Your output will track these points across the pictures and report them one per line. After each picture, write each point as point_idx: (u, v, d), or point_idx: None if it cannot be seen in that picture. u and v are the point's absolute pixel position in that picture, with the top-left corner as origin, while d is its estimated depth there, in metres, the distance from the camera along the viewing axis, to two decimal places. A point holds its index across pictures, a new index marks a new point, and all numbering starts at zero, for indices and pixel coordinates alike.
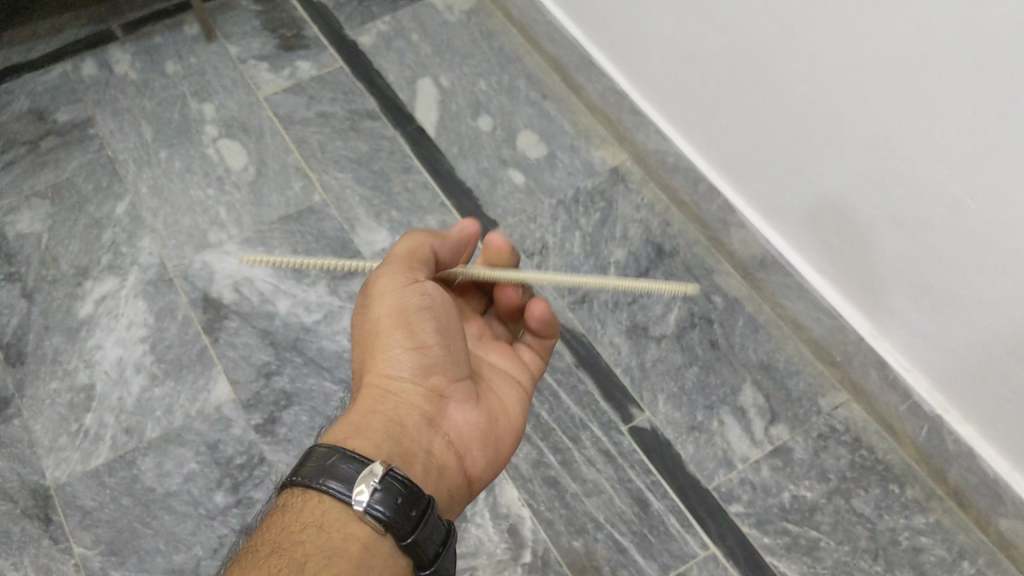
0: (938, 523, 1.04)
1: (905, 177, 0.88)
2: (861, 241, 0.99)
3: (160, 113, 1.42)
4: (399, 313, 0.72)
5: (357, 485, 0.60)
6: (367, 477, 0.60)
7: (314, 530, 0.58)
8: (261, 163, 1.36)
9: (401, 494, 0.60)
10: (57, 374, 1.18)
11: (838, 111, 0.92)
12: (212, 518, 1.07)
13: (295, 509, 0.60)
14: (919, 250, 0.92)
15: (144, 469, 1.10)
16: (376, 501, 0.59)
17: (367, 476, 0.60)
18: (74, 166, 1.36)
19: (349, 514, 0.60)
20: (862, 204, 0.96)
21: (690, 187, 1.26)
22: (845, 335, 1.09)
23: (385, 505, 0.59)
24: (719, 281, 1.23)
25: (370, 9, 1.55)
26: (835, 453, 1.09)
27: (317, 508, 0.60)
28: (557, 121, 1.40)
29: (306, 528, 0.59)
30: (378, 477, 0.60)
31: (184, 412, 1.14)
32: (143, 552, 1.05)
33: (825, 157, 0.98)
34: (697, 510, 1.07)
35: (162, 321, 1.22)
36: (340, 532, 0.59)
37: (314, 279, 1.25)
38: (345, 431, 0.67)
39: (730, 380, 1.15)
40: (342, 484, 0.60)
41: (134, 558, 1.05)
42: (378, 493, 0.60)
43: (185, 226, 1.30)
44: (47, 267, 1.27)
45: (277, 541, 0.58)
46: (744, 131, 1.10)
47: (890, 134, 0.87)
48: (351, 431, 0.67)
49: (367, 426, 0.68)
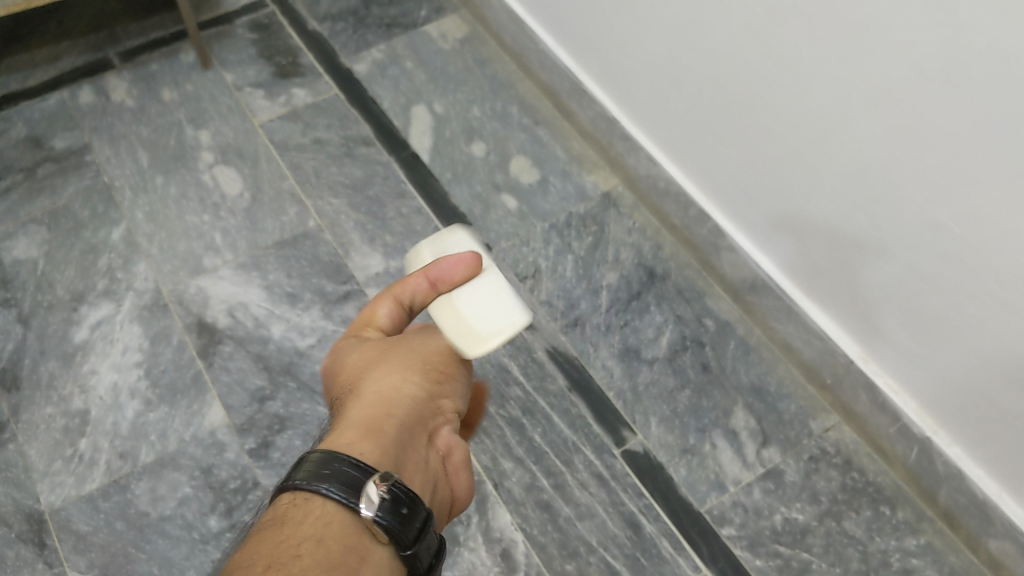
0: (928, 545, 1.05)
1: (892, 200, 0.89)
2: (850, 265, 1.01)
3: (157, 139, 1.44)
4: (440, 349, 0.75)
5: (363, 494, 0.57)
6: (374, 485, 0.57)
7: (317, 541, 0.54)
8: (257, 189, 1.37)
9: (406, 505, 0.58)
10: (52, 400, 1.18)
11: (825, 136, 0.93)
12: (206, 542, 1.07)
13: (293, 518, 0.56)
14: (906, 273, 0.93)
15: (137, 494, 1.11)
16: (383, 512, 0.57)
17: (373, 485, 0.57)
18: (71, 192, 1.37)
19: (351, 524, 0.57)
20: (850, 229, 0.97)
21: (680, 211, 1.27)
22: (834, 358, 1.10)
23: (392, 517, 0.57)
24: (710, 305, 1.25)
25: (365, 37, 1.57)
26: (826, 475, 1.10)
27: (319, 516, 0.56)
28: (549, 146, 1.42)
29: (307, 539, 0.54)
30: (384, 486, 0.57)
31: (179, 437, 1.15)
32: None
33: (813, 181, 0.99)
34: (690, 533, 1.07)
35: (157, 346, 1.22)
36: (344, 543, 0.55)
37: (308, 304, 1.26)
38: (350, 436, 0.64)
39: (722, 404, 1.16)
40: (348, 491, 0.57)
41: None
42: (385, 503, 0.57)
43: (180, 252, 1.31)
44: (43, 292, 1.27)
45: (276, 552, 0.53)
46: (733, 157, 1.11)
47: (876, 157, 0.88)
48: (356, 435, 0.63)
49: (384, 425, 0.66)
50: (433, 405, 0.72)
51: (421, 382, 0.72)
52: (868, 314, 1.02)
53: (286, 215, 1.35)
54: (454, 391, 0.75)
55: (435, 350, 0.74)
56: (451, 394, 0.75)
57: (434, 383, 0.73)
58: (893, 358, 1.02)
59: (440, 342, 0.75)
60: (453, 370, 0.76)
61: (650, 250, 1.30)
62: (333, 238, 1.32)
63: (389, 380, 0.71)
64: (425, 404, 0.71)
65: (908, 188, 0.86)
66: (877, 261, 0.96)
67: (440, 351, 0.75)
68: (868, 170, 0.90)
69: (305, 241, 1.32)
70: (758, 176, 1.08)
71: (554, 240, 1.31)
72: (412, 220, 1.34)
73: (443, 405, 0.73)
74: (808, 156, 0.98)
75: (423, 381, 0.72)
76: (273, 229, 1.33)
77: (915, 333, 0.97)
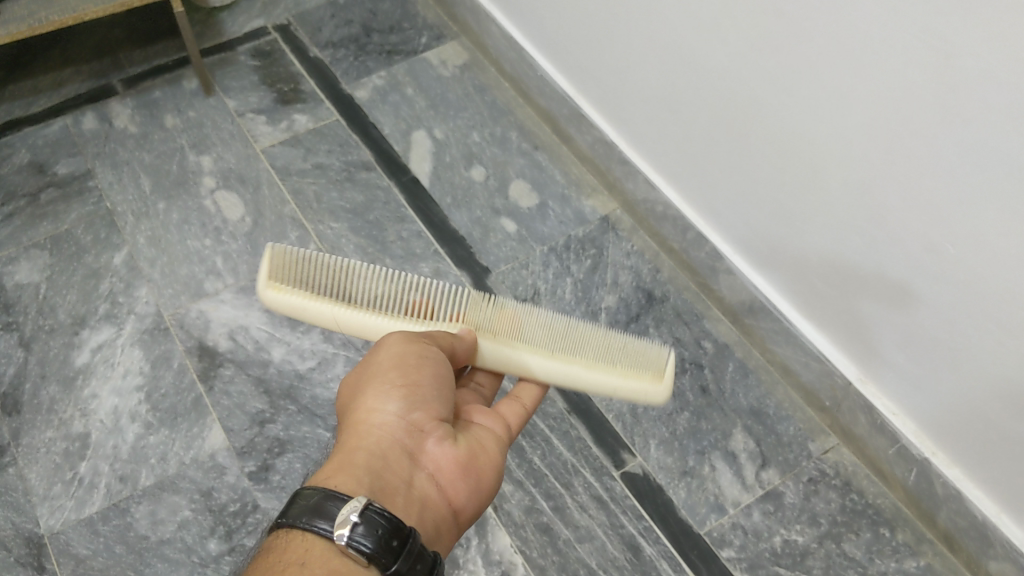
0: (929, 566, 1.05)
1: (885, 221, 0.90)
2: (842, 288, 1.02)
3: (159, 165, 1.45)
4: (397, 360, 0.72)
5: (338, 520, 0.60)
6: (348, 510, 0.60)
7: (299, 566, 0.58)
8: (258, 214, 1.39)
9: (382, 526, 0.60)
10: (52, 424, 1.18)
11: (820, 161, 0.95)
12: (205, 566, 1.07)
13: (279, 552, 0.60)
14: (893, 295, 0.95)
15: (138, 517, 1.11)
16: (359, 535, 0.59)
17: (347, 511, 0.60)
18: (74, 217, 1.38)
19: (331, 552, 0.59)
20: (841, 252, 0.99)
21: (679, 234, 1.28)
22: (832, 381, 1.11)
23: (368, 538, 0.59)
24: (708, 327, 1.25)
25: (366, 64, 1.59)
26: (825, 497, 1.10)
27: (300, 547, 0.60)
28: (548, 171, 1.43)
29: (290, 565, 0.58)
30: (359, 510, 0.60)
31: (179, 460, 1.15)
32: None
33: (810, 205, 1.00)
34: (689, 555, 1.07)
35: (158, 369, 1.23)
36: (325, 567, 0.59)
37: (308, 327, 1.27)
38: (325, 475, 0.66)
39: (721, 426, 1.17)
40: (325, 520, 0.60)
41: None
42: (361, 526, 0.60)
43: (182, 276, 1.32)
44: (45, 316, 1.28)
45: None
46: (731, 178, 1.12)
47: (872, 180, 0.89)
48: (330, 474, 0.66)
49: (352, 461, 0.67)
50: (412, 420, 0.71)
51: (390, 402, 0.70)
52: (859, 336, 1.04)
53: (287, 239, 1.35)
54: (435, 396, 0.73)
55: (395, 361, 0.72)
56: (434, 399, 0.73)
57: (404, 397, 0.71)
58: (892, 379, 1.03)
59: (399, 351, 0.73)
60: (423, 374, 0.72)
61: (649, 273, 1.31)
62: None
63: (362, 409, 0.71)
64: (398, 422, 0.70)
65: (904, 210, 0.87)
66: (865, 284, 0.98)
67: (397, 362, 0.72)
68: (864, 191, 0.91)
69: None
70: (755, 198, 1.09)
71: (553, 263, 1.32)
72: (413, 243, 1.35)
73: (417, 418, 0.71)
74: (805, 179, 0.99)
75: (392, 399, 0.70)
76: None
77: (908, 352, 0.97)
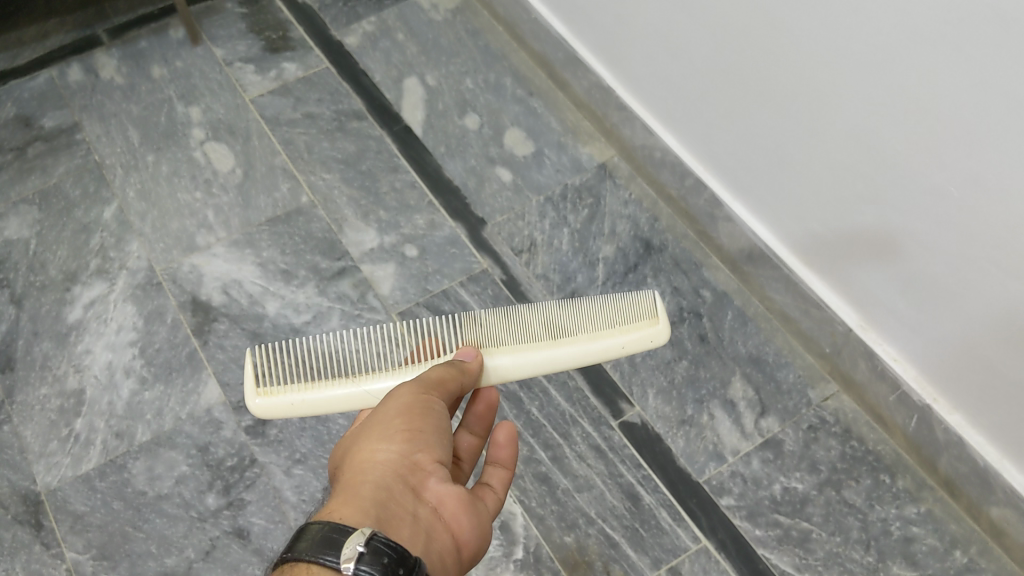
0: (929, 512, 1.04)
1: (888, 165, 0.88)
2: (844, 234, 1.00)
3: (147, 117, 1.42)
4: (404, 407, 0.68)
5: (343, 550, 0.54)
6: (354, 538, 0.55)
7: None
8: (249, 166, 1.36)
9: (388, 554, 0.55)
10: (46, 380, 1.17)
11: (822, 103, 0.92)
12: (204, 521, 1.07)
13: None
14: (897, 241, 0.93)
15: (135, 473, 1.10)
16: (364, 564, 0.54)
17: (353, 539, 0.55)
18: (62, 171, 1.36)
19: None
20: (843, 197, 0.97)
21: (677, 180, 1.26)
22: (832, 327, 1.10)
23: (374, 568, 0.53)
24: (707, 276, 1.24)
25: (356, 9, 1.55)
26: (825, 445, 1.10)
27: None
28: (544, 118, 1.40)
29: None
30: (364, 539, 0.55)
31: (175, 416, 1.14)
32: (135, 556, 1.05)
33: (810, 149, 0.98)
34: (688, 503, 1.07)
35: (151, 324, 1.22)
36: None
37: (302, 280, 1.25)
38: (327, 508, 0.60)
39: (719, 374, 1.16)
40: (331, 551, 0.54)
41: (127, 563, 1.04)
42: (366, 556, 0.54)
43: (173, 230, 1.30)
44: (36, 272, 1.26)
45: None
46: (732, 122, 1.09)
47: (874, 123, 0.87)
48: (333, 506, 0.60)
49: (357, 492, 0.61)
50: (415, 459, 0.65)
51: (392, 441, 0.65)
52: (860, 283, 1.03)
53: (279, 191, 1.33)
54: (439, 441, 0.68)
55: (400, 407, 0.68)
56: (438, 445, 0.67)
57: (407, 438, 0.66)
58: (893, 326, 1.01)
59: (406, 399, 0.69)
60: (425, 421, 0.68)
61: (647, 221, 1.29)
62: (326, 214, 1.31)
63: (363, 450, 0.65)
64: (402, 460, 0.64)
65: (907, 154, 0.85)
66: (868, 229, 0.96)
67: (403, 409, 0.68)
68: (866, 135, 0.89)
69: (299, 217, 1.31)
70: (754, 141, 1.07)
71: (549, 213, 1.30)
72: (406, 194, 1.33)
73: (420, 457, 0.65)
74: (806, 122, 0.96)
75: (396, 440, 0.65)
76: (266, 206, 1.32)
77: (912, 299, 0.96)
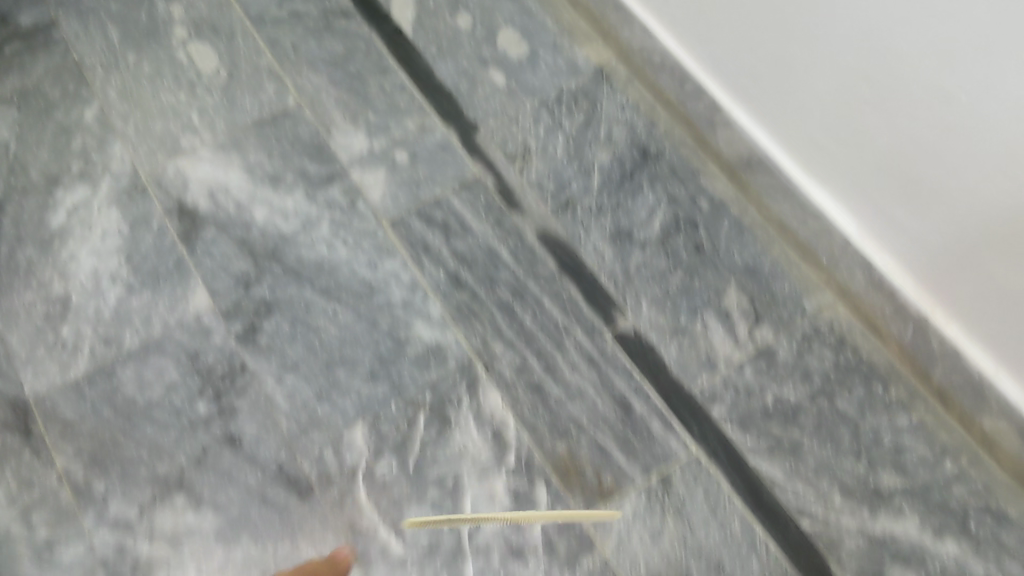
0: (921, 423, 1.04)
1: (893, 66, 0.85)
2: (846, 141, 0.98)
3: (127, 13, 1.37)
4: None
5: None
6: None
7: None
8: (234, 66, 1.31)
9: None
10: (31, 286, 1.15)
11: (828, 0, 0.88)
12: (195, 428, 1.07)
13: None
14: (899, 147, 0.90)
15: (124, 381, 1.09)
16: None
17: None
18: (41, 70, 1.32)
19: None
20: (846, 102, 0.94)
21: (675, 84, 1.22)
22: (831, 238, 1.08)
23: None
24: (704, 184, 1.21)
25: None
26: (819, 355, 1.09)
27: None
28: (539, 15, 1.34)
29: None
30: None
31: (164, 321, 1.13)
32: (126, 463, 1.05)
33: (812, 50, 0.94)
34: (680, 413, 1.07)
35: (137, 230, 1.19)
36: None
37: (290, 186, 1.22)
38: None
39: (715, 284, 1.14)
40: None
41: (118, 470, 1.04)
42: None
43: (156, 131, 1.26)
44: (16, 175, 1.23)
45: None
46: (733, 23, 1.05)
47: (881, 22, 0.83)
48: None
49: None
50: None
51: None
52: (862, 190, 1.00)
53: (264, 93, 1.29)
54: None
55: None
56: None
57: None
58: (892, 234, 1.00)
59: None
60: None
61: (644, 127, 1.25)
62: (314, 118, 1.27)
63: None
64: None
65: (913, 55, 0.82)
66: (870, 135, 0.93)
67: None
68: (870, 35, 0.85)
69: (286, 121, 1.27)
70: (757, 44, 1.03)
71: (544, 119, 1.26)
72: (396, 97, 1.29)
73: None
74: (809, 21, 0.93)
75: None
76: (252, 108, 1.28)
77: (912, 205, 0.94)
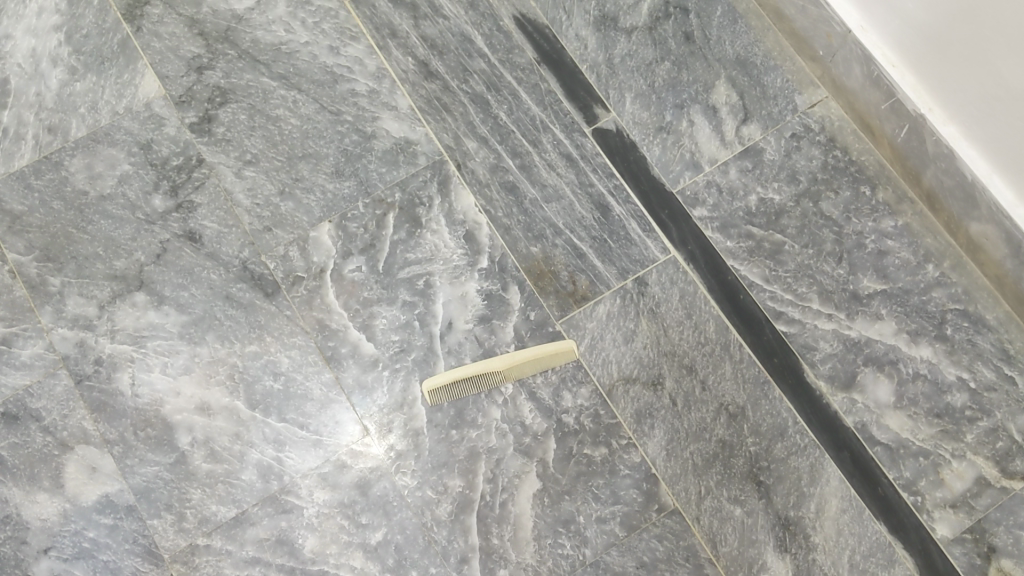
0: None
1: (1008, 119, 0.79)
2: (924, 163, 0.92)
3: None
4: None
5: None
6: None
7: None
8: None
9: None
10: None
11: (940, 47, 0.83)
12: (86, 520, 0.90)
13: None
14: (967, 103, 0.84)
15: (25, 361, 0.94)
16: None
17: None
18: None
19: None
20: (916, 66, 0.88)
21: None
22: None
23: None
24: None
25: None
26: None
27: None
28: None
29: None
30: None
31: (66, 382, 0.93)
32: (34, 458, 0.91)
33: (915, 96, 0.89)
34: None
35: None
36: None
37: None
38: None
39: None
40: None
41: (28, 448, 0.92)
42: None
43: None
44: None
45: None
46: (780, 74, 1.01)
47: (993, 73, 0.78)
48: None
49: None
50: None
51: None
52: (921, 247, 0.94)
53: None
54: None
55: None
56: None
57: None
58: (947, 303, 0.93)
59: None
60: None
61: None
62: None
63: None
64: None
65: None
66: (939, 99, 0.87)
67: None
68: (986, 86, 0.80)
69: None
70: (818, 100, 1.00)
71: None
72: None
73: None
74: (920, 67, 0.88)
75: None
76: None
77: (988, 204, 0.87)
